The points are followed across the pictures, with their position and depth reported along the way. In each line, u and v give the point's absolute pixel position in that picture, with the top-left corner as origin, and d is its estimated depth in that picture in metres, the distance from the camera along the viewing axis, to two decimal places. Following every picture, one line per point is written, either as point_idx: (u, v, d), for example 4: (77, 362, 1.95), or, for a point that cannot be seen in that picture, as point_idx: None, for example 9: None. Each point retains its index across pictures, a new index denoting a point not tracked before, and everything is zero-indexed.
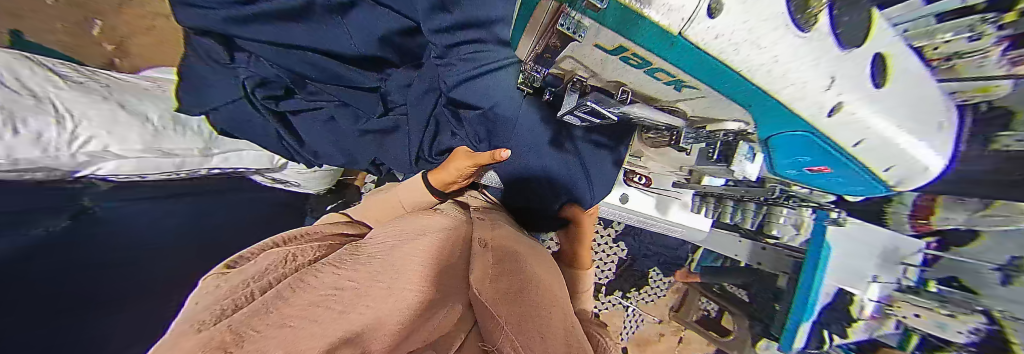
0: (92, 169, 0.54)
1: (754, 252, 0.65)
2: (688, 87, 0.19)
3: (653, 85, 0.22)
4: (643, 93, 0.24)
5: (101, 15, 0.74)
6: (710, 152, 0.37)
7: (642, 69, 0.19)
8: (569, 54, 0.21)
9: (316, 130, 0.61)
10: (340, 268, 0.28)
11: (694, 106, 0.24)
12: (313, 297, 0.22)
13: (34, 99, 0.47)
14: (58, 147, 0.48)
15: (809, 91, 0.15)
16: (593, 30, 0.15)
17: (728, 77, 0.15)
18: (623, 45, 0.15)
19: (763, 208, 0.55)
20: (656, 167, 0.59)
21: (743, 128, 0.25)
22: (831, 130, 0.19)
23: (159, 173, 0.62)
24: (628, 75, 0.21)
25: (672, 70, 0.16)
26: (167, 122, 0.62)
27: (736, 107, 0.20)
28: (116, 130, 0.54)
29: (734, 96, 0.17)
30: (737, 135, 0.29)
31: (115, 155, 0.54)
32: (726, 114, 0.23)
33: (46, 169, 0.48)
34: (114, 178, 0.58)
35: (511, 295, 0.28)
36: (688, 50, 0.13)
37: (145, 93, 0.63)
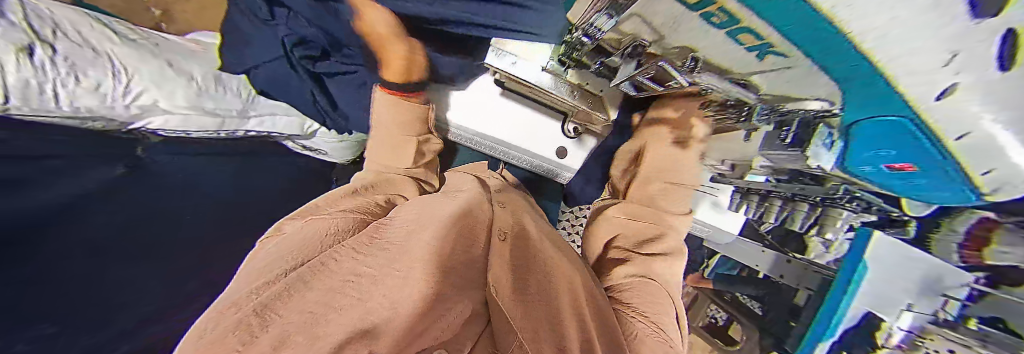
0: (145, 122, 0.57)
1: (776, 264, 0.63)
2: (774, 52, 0.19)
3: (731, 52, 0.23)
4: (714, 62, 0.26)
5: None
6: (783, 133, 0.32)
7: (722, 29, 0.20)
8: (638, 10, 0.25)
9: (349, 93, 0.64)
10: (360, 253, 0.32)
11: (771, 79, 0.24)
12: (334, 282, 0.26)
13: (94, 52, 0.50)
14: (114, 99, 0.51)
15: (915, 54, 0.14)
16: None
17: (819, 35, 0.15)
18: None
19: (818, 210, 0.46)
20: (691, 157, 0.55)
21: (824, 109, 0.25)
22: (934, 113, 0.17)
23: (201, 132, 0.66)
24: (709, 36, 0.22)
25: (758, 24, 0.17)
26: (210, 81, 0.64)
27: (820, 75, 0.19)
28: (164, 87, 0.57)
29: (823, 58, 0.17)
30: (817, 115, 0.26)
31: (163, 110, 0.58)
32: (807, 88, 0.23)
33: (104, 118, 0.52)
34: (162, 133, 0.61)
35: (524, 297, 0.33)
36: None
37: (189, 54, 0.65)
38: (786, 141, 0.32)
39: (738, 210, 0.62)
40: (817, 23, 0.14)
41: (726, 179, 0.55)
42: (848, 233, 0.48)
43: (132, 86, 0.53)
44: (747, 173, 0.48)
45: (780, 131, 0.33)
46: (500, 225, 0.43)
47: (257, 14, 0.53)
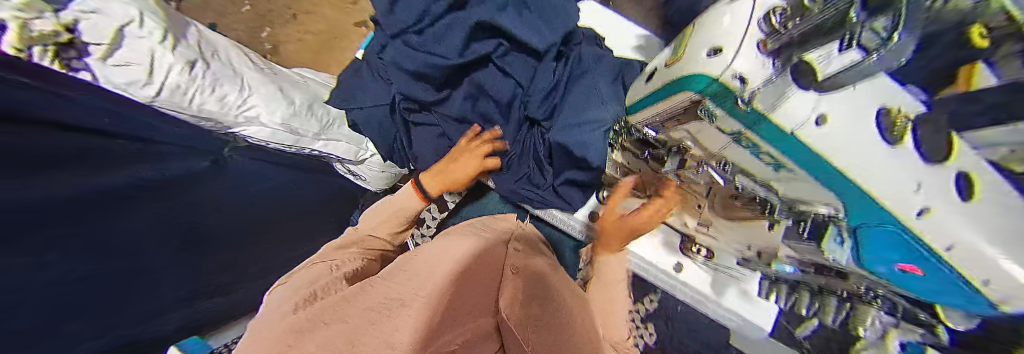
0: (241, 129, 0.69)
1: None
2: (786, 170, 0.25)
3: (753, 164, 0.29)
4: (741, 166, 0.31)
5: (271, 26, 1.04)
6: (800, 229, 0.35)
7: (749, 150, 0.27)
8: (689, 128, 0.33)
9: (426, 141, 0.77)
10: (389, 281, 0.40)
11: (786, 187, 0.28)
12: (371, 302, 0.36)
13: (234, 73, 0.66)
14: (231, 108, 0.64)
15: (892, 188, 0.19)
16: (721, 119, 0.27)
17: (827, 177, 0.21)
18: (742, 132, 0.26)
19: (848, 304, 0.41)
20: (725, 239, 0.56)
21: (831, 216, 0.27)
22: (918, 229, 0.20)
23: (279, 145, 0.76)
24: (740, 153, 0.29)
25: (773, 153, 0.24)
26: (303, 106, 0.76)
27: (819, 190, 0.24)
28: (270, 105, 0.70)
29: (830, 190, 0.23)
30: (825, 219, 0.29)
31: (260, 123, 0.70)
32: (815, 198, 0.26)
33: (214, 120, 0.64)
34: (250, 140, 0.73)
35: (530, 322, 0.37)
36: (794, 142, 0.21)
37: (294, 82, 0.81)
38: (804, 234, 0.34)
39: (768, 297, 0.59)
40: (813, 158, 0.21)
41: (755, 264, 0.56)
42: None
43: (248, 100, 0.66)
44: (774, 261, 0.50)
45: (798, 226, 0.35)
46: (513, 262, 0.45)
47: (377, 74, 0.74)
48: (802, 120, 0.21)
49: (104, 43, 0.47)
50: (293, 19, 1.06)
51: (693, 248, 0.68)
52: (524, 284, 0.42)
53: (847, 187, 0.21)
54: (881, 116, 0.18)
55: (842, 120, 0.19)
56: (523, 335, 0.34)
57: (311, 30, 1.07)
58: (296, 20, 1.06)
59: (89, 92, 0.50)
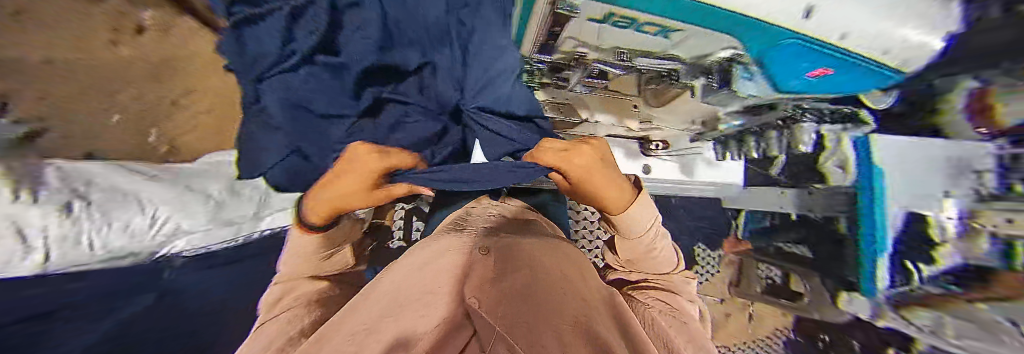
0: (168, 247, 0.61)
1: (801, 199, 0.59)
2: (674, 31, 0.27)
3: (649, 41, 0.31)
4: (641, 50, 0.34)
5: (158, 123, 0.64)
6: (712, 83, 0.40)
7: (630, 27, 0.28)
8: (569, 35, 0.32)
9: None
10: (352, 318, 0.26)
11: (687, 50, 0.32)
12: (342, 339, 0.22)
13: (120, 194, 0.55)
14: (142, 232, 0.57)
15: (834, 30, 0.21)
16: (584, 6, 0.25)
17: (724, 18, 0.22)
18: (612, 12, 0.25)
19: (771, 132, 0.58)
20: (671, 125, 0.57)
21: (733, 55, 0.31)
22: (865, 49, 0.23)
23: (220, 242, 0.68)
24: (621, 34, 0.30)
25: (653, 18, 0.25)
26: (223, 194, 0.70)
27: (725, 37, 0.26)
28: (185, 208, 0.63)
29: (711, 24, 0.24)
30: (729, 61, 0.33)
31: (186, 231, 0.63)
32: (715, 46, 0.29)
33: (132, 253, 0.56)
34: (184, 254, 0.64)
35: (515, 296, 0.24)
36: (706, 10, 0.21)
37: (204, 172, 0.70)
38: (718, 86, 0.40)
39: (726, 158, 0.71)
40: (759, 22, 0.22)
41: (707, 134, 0.62)
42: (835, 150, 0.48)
43: (157, 217, 0.59)
44: (721, 124, 0.53)
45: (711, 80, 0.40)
46: (484, 241, 0.36)
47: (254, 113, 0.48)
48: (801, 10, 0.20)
49: None
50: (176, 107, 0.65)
51: (652, 146, 0.66)
52: (496, 260, 0.31)
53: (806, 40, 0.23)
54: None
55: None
56: (495, 308, 0.21)
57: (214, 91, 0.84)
58: (180, 107, 0.66)
59: None
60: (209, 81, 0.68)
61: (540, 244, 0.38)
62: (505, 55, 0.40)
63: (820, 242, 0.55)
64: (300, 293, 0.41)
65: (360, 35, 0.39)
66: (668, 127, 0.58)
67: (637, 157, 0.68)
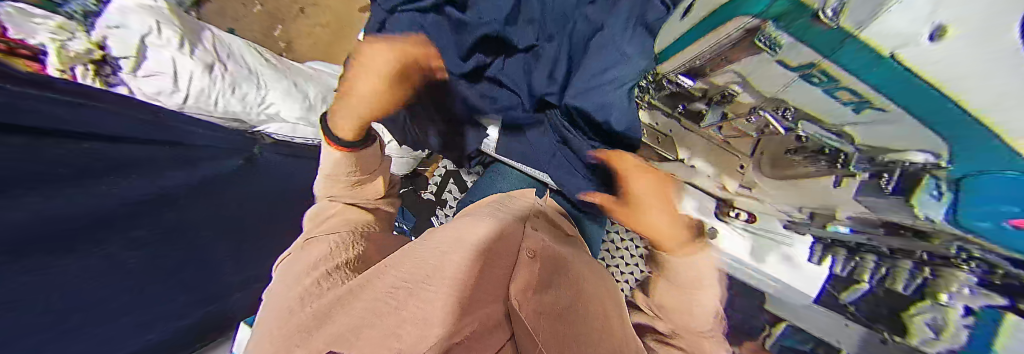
0: (264, 127, 0.69)
1: (868, 343, 0.54)
2: (873, 108, 0.21)
3: (828, 106, 0.25)
4: (809, 112, 0.27)
5: (283, 22, 0.89)
6: (883, 183, 0.29)
7: (821, 87, 0.23)
8: (739, 68, 0.29)
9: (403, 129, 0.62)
10: (395, 269, 0.28)
11: (870, 131, 0.25)
12: (377, 292, 0.24)
13: (249, 71, 0.66)
14: (252, 108, 0.65)
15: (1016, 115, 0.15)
16: (787, 48, 0.21)
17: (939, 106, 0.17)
18: (818, 63, 0.21)
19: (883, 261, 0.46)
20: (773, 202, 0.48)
21: (931, 163, 0.23)
22: None
23: (302, 138, 0.76)
24: (810, 92, 0.24)
25: (861, 88, 0.20)
26: (317, 100, 0.75)
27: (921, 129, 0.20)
28: (286, 102, 0.69)
29: (922, 114, 0.19)
30: (922, 168, 0.25)
31: (280, 119, 0.70)
32: (913, 138, 0.22)
33: (237, 120, 0.64)
34: (275, 136, 0.72)
35: (552, 318, 0.23)
36: (892, 67, 0.16)
37: (309, 78, 0.78)
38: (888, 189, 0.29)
39: (821, 263, 0.57)
40: (939, 99, 0.16)
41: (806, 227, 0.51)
42: (966, 318, 0.38)
43: (265, 99, 0.67)
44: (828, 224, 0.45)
45: (880, 179, 0.30)
46: (529, 242, 0.33)
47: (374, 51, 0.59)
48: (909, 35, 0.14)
49: (128, 57, 0.51)
50: (301, 14, 0.91)
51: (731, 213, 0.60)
52: (542, 270, 0.29)
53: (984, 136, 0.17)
54: None
55: (965, 35, 0.12)
56: (536, 323, 0.22)
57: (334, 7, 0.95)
58: (304, 15, 0.91)
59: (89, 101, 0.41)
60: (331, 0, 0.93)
61: (587, 268, 0.36)
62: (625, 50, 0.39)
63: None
64: (341, 221, 0.43)
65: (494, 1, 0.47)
66: (765, 200, 0.49)
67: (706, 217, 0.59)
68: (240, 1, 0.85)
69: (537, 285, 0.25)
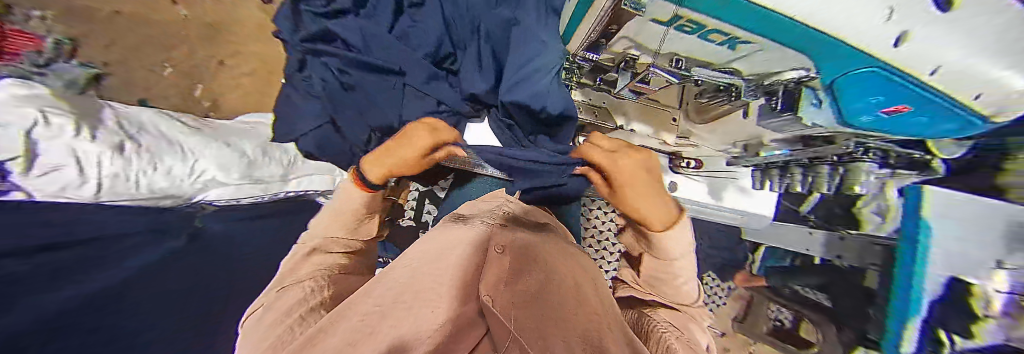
0: (204, 195, 0.62)
1: (829, 245, 0.58)
2: (742, 43, 0.25)
3: (709, 50, 0.29)
4: (699, 59, 0.32)
5: (202, 80, 0.81)
6: (774, 104, 0.36)
7: (696, 34, 0.27)
8: (626, 34, 0.31)
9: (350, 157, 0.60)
10: (369, 296, 0.27)
11: (750, 64, 0.30)
12: (357, 320, 0.23)
13: (168, 142, 0.58)
14: (184, 178, 0.58)
15: (855, 19, 0.18)
16: (653, 6, 0.23)
17: (780, 25, 0.20)
18: (679, 14, 0.23)
19: (810, 171, 0.54)
20: (709, 143, 0.55)
21: (802, 77, 0.29)
22: (899, 57, 0.21)
23: (250, 197, 0.69)
24: (687, 40, 0.28)
25: (724, 26, 0.23)
26: (257, 153, 0.70)
27: (788, 52, 0.25)
28: (223, 162, 0.64)
29: (773, 35, 0.22)
30: (797, 83, 0.30)
31: (221, 183, 0.63)
32: (782, 66, 0.28)
33: (171, 197, 0.57)
34: (217, 203, 0.66)
35: (526, 296, 0.22)
36: (735, 3, 0.19)
37: (244, 133, 0.72)
38: (779, 108, 0.36)
39: (763, 188, 0.62)
40: (791, 25, 0.20)
41: (745, 157, 0.55)
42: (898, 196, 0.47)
43: (196, 166, 0.60)
44: (762, 149, 0.51)
45: (772, 101, 0.37)
46: (497, 240, 0.33)
47: (308, 90, 0.57)
48: None
49: (16, 156, 0.39)
50: (220, 66, 0.85)
51: (682, 163, 0.59)
52: (512, 253, 0.30)
53: (823, 40, 0.21)
54: None
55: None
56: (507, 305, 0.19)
57: (261, 55, 0.92)
58: (224, 67, 0.86)
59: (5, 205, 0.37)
60: (250, 46, 0.91)
61: (554, 249, 0.36)
62: (542, 37, 0.43)
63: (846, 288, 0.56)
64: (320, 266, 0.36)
65: (426, 23, 0.52)
66: (703, 145, 0.57)
67: (663, 172, 0.61)
68: (143, 66, 0.74)
69: (503, 276, 0.25)
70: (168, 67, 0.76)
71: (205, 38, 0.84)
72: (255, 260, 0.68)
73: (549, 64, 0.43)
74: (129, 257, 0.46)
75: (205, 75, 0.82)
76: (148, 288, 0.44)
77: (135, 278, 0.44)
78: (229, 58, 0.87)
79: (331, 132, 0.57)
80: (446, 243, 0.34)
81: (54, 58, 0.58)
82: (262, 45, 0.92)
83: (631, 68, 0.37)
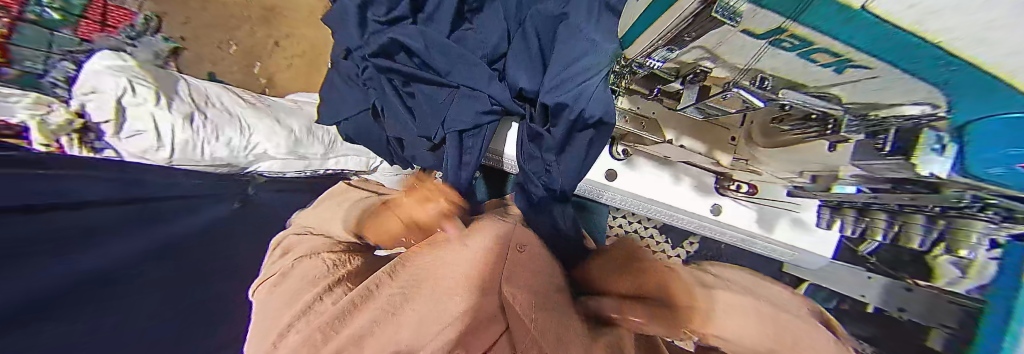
0: (255, 167, 0.68)
1: (892, 291, 0.51)
2: (854, 67, 0.19)
3: (806, 69, 0.23)
4: (787, 78, 0.26)
5: (260, 59, 0.88)
6: (881, 143, 0.29)
7: (794, 52, 0.21)
8: (703, 44, 0.27)
9: (375, 142, 0.63)
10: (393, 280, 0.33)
11: (853, 89, 0.24)
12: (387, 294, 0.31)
13: (228, 115, 0.64)
14: (239, 151, 0.63)
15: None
16: (749, 14, 0.19)
17: (930, 58, 0.14)
18: (784, 26, 0.18)
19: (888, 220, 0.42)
20: (767, 167, 0.48)
21: (927, 114, 0.22)
22: None
23: (294, 172, 0.75)
24: (782, 58, 0.23)
25: (840, 47, 0.17)
26: (303, 131, 0.73)
27: (918, 84, 0.18)
28: (273, 137, 0.68)
29: (916, 70, 0.16)
30: (920, 121, 0.23)
31: (270, 157, 0.68)
32: (902, 97, 0.21)
33: (226, 165, 0.63)
34: (266, 174, 0.72)
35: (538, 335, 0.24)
36: (865, 23, 0.14)
37: (293, 111, 0.76)
38: (886, 149, 0.28)
39: (831, 228, 0.51)
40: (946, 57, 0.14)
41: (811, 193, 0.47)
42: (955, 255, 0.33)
43: (251, 140, 0.65)
44: (833, 187, 0.41)
45: (877, 139, 0.30)
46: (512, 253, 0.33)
47: (353, 78, 0.59)
48: None
49: (108, 119, 0.48)
50: (275, 47, 0.90)
51: (731, 186, 0.55)
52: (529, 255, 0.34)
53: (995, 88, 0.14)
54: None
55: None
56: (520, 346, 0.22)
57: (307, 35, 0.93)
58: (278, 48, 0.91)
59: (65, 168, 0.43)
60: (302, 29, 0.93)
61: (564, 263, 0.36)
62: (593, 37, 0.43)
63: (896, 342, 0.45)
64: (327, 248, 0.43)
65: (484, 21, 0.53)
66: (762, 169, 0.50)
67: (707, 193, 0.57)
68: (214, 44, 0.84)
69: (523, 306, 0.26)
70: (233, 45, 0.86)
71: (263, 19, 0.89)
72: None
73: (600, 63, 0.43)
74: (181, 216, 0.52)
75: (263, 53, 0.89)
76: (197, 248, 0.50)
77: (190, 239, 0.50)
78: (280, 38, 0.91)
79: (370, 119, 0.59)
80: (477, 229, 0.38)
81: (143, 32, 0.76)
82: (311, 28, 0.93)
83: (702, 85, 0.34)
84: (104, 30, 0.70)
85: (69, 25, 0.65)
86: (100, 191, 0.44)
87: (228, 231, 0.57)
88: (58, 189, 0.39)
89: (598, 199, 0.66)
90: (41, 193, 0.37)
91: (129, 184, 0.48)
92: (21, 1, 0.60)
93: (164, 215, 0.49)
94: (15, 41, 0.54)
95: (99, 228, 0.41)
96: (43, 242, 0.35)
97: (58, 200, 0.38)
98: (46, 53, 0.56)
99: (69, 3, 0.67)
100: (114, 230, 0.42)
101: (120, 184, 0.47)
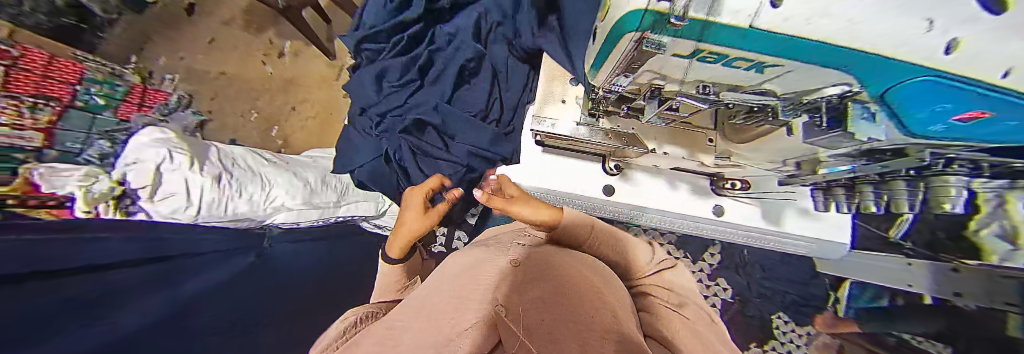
0: (271, 220, 0.71)
1: (942, 278, 0.53)
2: (770, 67, 0.22)
3: (736, 75, 0.26)
4: (728, 84, 0.29)
5: (278, 123, 0.99)
6: (820, 120, 0.30)
7: (719, 63, 0.24)
8: (652, 68, 0.30)
9: (388, 181, 0.66)
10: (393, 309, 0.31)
11: (783, 85, 0.26)
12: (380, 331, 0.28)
13: (248, 172, 0.69)
14: (261, 205, 0.67)
15: (906, 44, 0.15)
16: (670, 43, 0.23)
17: (830, 52, 0.17)
18: (700, 48, 0.22)
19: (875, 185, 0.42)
20: (753, 162, 0.50)
21: (845, 92, 0.24)
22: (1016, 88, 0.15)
23: (308, 221, 0.77)
24: (713, 69, 0.26)
25: (751, 55, 0.20)
26: (319, 183, 0.79)
27: (830, 72, 0.21)
28: (291, 190, 0.72)
29: (815, 60, 0.19)
30: (841, 98, 0.26)
31: (287, 209, 0.71)
32: (821, 84, 0.24)
33: (248, 219, 0.66)
34: (282, 226, 0.74)
35: (546, 299, 0.24)
36: (762, 35, 0.17)
37: (310, 166, 0.83)
38: (826, 126, 0.30)
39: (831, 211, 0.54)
40: (842, 50, 0.16)
41: (801, 179, 0.49)
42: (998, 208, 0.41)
43: (271, 194, 0.69)
44: (821, 167, 0.43)
45: (817, 118, 0.31)
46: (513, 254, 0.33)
47: (365, 130, 0.67)
48: (755, 5, 0.16)
49: (144, 186, 0.53)
50: (292, 111, 1.03)
51: (727, 185, 0.57)
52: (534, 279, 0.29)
53: (888, 64, 0.17)
54: (946, 48, 0.14)
55: None
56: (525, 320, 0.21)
57: (319, 97, 1.08)
58: (295, 112, 1.03)
59: (112, 230, 0.46)
60: (315, 94, 1.07)
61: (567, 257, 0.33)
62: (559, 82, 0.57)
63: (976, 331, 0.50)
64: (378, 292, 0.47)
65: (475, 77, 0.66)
66: (748, 165, 0.51)
67: (705, 195, 0.58)
68: (238, 114, 0.95)
69: (518, 286, 0.25)
70: (254, 113, 0.97)
71: (282, 90, 1.04)
72: (312, 279, 0.72)
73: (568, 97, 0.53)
74: (200, 273, 0.52)
75: (281, 118, 1.01)
76: (208, 305, 0.49)
77: (205, 294, 0.49)
78: (297, 104, 1.04)
79: (384, 164, 0.64)
80: (457, 263, 0.34)
81: (174, 108, 0.84)
82: (325, 92, 1.09)
83: (659, 95, 0.37)
84: (140, 111, 0.76)
85: (110, 108, 0.69)
86: (129, 251, 0.45)
87: (248, 282, 0.58)
88: (97, 250, 0.41)
89: (609, 216, 0.65)
90: (50, 262, 0.36)
91: (157, 246, 0.50)
92: (74, 92, 0.64)
93: (189, 271, 0.51)
94: (63, 126, 0.58)
95: (118, 294, 0.40)
96: (60, 306, 0.34)
97: (87, 266, 0.39)
98: (87, 134, 0.60)
99: (112, 90, 0.72)
100: (139, 289, 0.42)
101: (143, 246, 0.48)
